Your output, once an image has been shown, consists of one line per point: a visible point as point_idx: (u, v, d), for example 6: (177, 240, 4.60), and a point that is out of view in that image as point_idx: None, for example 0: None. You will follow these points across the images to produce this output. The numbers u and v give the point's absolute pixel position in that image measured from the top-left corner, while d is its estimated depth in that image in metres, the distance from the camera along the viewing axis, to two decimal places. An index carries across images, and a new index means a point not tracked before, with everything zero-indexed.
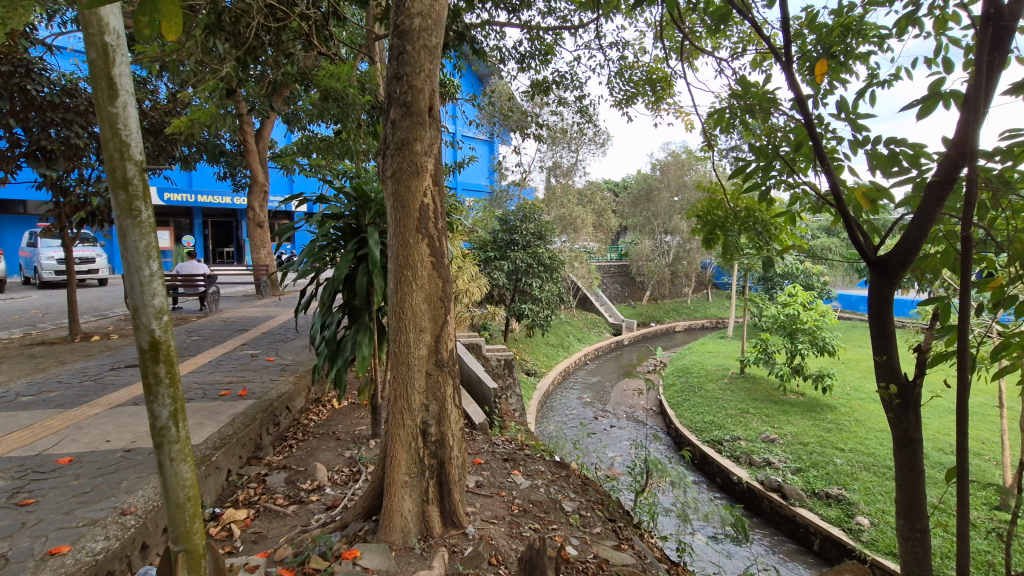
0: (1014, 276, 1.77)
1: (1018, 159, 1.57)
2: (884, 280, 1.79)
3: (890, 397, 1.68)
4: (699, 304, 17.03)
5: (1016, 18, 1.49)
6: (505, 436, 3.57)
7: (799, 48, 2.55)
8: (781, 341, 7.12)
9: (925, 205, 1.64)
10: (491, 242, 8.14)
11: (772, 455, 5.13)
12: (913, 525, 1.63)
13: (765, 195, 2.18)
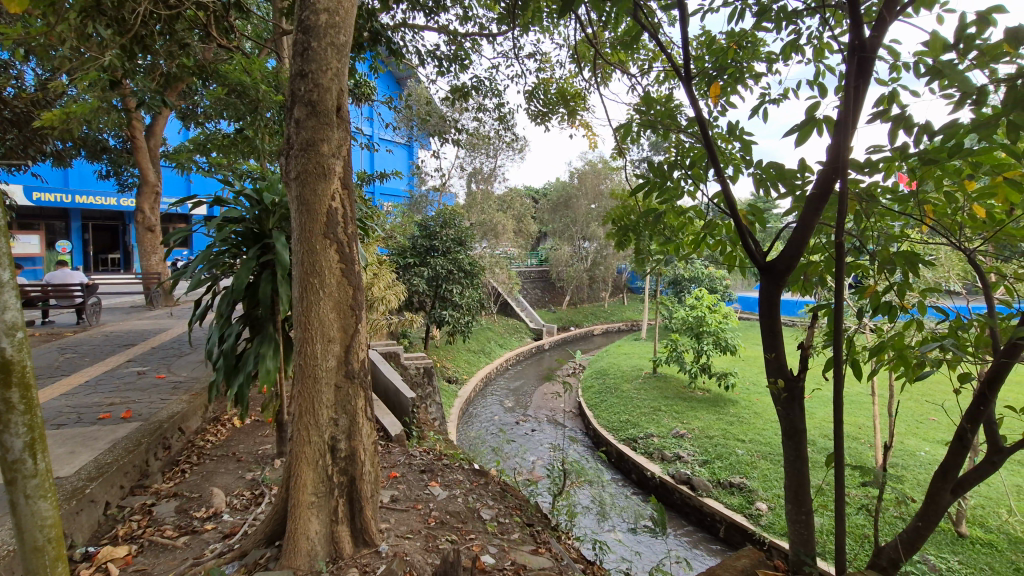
0: (881, 279, 1.98)
1: (880, 174, 1.76)
2: (773, 283, 1.95)
3: (779, 391, 1.81)
4: (615, 308, 17.77)
5: (875, 50, 1.69)
6: (422, 447, 3.48)
7: (698, 68, 2.72)
8: (689, 342, 7.58)
9: (806, 215, 1.81)
10: (410, 248, 7.99)
11: (682, 449, 5.43)
12: (800, 509, 1.75)
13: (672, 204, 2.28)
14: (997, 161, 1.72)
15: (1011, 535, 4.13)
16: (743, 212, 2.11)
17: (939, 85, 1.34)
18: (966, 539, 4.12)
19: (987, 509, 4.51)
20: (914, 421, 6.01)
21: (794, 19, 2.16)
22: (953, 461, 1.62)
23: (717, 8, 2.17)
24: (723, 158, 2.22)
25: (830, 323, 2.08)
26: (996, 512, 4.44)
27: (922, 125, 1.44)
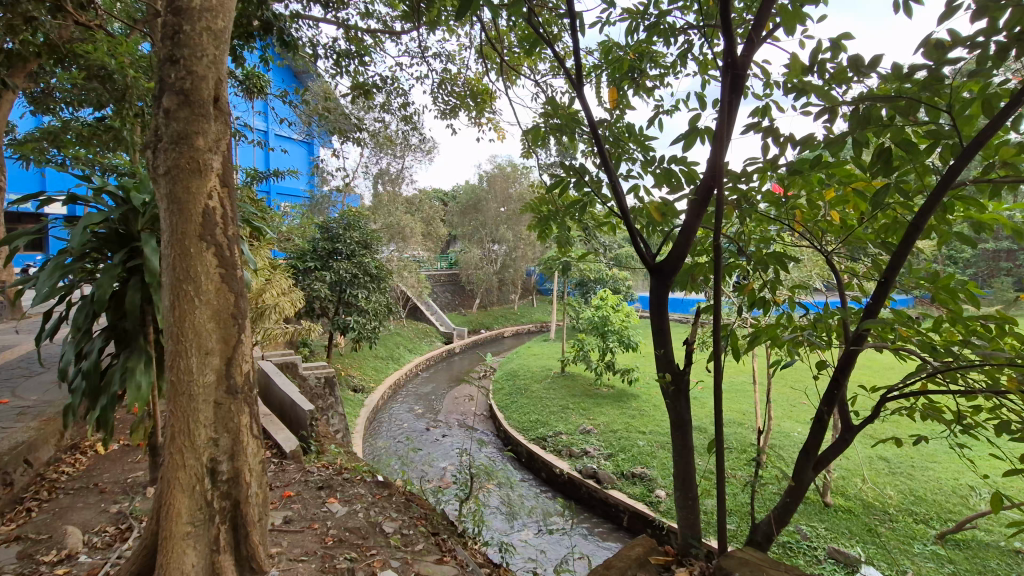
0: (760, 276, 2.17)
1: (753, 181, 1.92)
2: (662, 282, 2.06)
3: (667, 384, 1.91)
4: (525, 310, 18.13)
5: (746, 68, 1.86)
6: (321, 462, 3.30)
7: (599, 76, 2.82)
8: (594, 341, 7.88)
9: (690, 219, 1.93)
10: (310, 251, 7.57)
11: (588, 444, 5.62)
12: (687, 495, 1.85)
13: (577, 206, 2.34)
14: (846, 173, 1.96)
15: (865, 501, 4.71)
16: (637, 216, 2.20)
17: (803, 101, 1.49)
18: (830, 507, 4.64)
19: (846, 479, 5.12)
20: (788, 405, 6.70)
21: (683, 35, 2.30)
22: (813, 441, 1.79)
23: (614, 20, 2.26)
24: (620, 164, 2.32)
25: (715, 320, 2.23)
26: (853, 481, 5.06)
27: (790, 137, 1.59)
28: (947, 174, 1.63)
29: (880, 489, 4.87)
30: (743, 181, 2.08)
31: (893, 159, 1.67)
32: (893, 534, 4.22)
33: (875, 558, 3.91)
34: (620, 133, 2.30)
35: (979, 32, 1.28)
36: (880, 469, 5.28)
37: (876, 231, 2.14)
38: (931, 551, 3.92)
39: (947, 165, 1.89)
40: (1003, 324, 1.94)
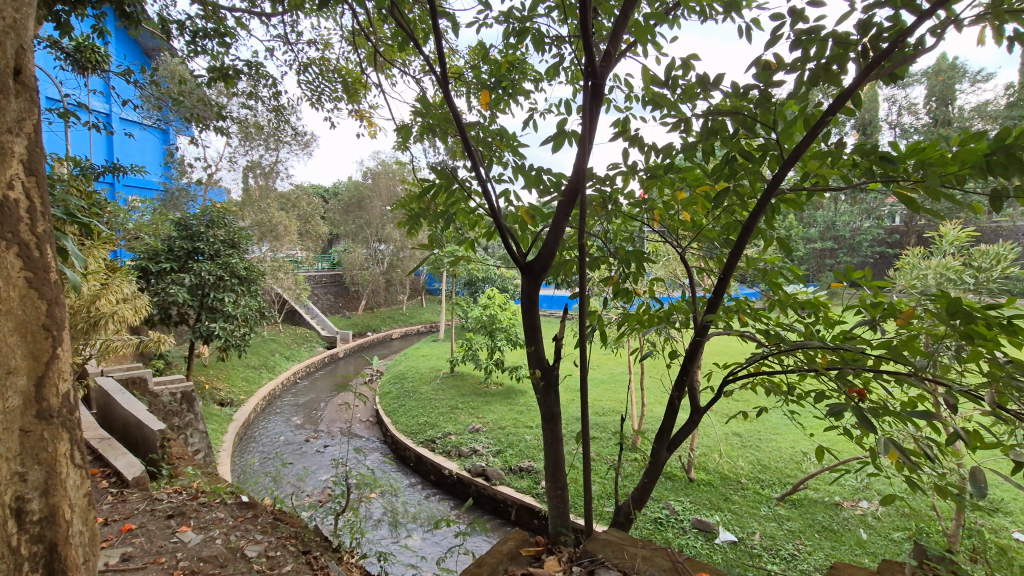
0: (624, 273, 2.33)
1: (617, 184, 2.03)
2: (533, 280, 2.11)
3: (537, 380, 1.96)
4: (413, 310, 17.85)
5: (603, 78, 1.99)
6: (173, 488, 2.97)
7: (474, 76, 2.82)
8: (482, 339, 7.96)
9: (558, 219, 2.01)
10: (165, 251, 6.77)
11: (476, 443, 5.65)
12: (556, 485, 1.92)
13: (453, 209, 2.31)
14: (694, 178, 2.16)
15: (722, 473, 5.27)
16: (509, 218, 2.24)
17: (660, 111, 1.61)
18: (694, 482, 5.13)
19: (706, 455, 5.69)
20: (658, 391, 7.30)
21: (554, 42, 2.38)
22: (668, 424, 1.94)
23: (487, 21, 2.26)
24: (492, 167, 2.36)
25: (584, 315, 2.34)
26: (712, 456, 5.63)
27: (648, 144, 1.72)
28: (773, 181, 1.86)
29: (734, 462, 5.48)
30: (608, 184, 2.20)
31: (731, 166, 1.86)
32: (744, 500, 4.78)
33: (730, 524, 4.38)
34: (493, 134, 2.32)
35: (797, 59, 1.49)
36: (734, 443, 5.94)
37: (720, 230, 2.39)
38: (774, 513, 4.50)
39: (772, 175, 2.16)
40: (815, 310, 2.26)
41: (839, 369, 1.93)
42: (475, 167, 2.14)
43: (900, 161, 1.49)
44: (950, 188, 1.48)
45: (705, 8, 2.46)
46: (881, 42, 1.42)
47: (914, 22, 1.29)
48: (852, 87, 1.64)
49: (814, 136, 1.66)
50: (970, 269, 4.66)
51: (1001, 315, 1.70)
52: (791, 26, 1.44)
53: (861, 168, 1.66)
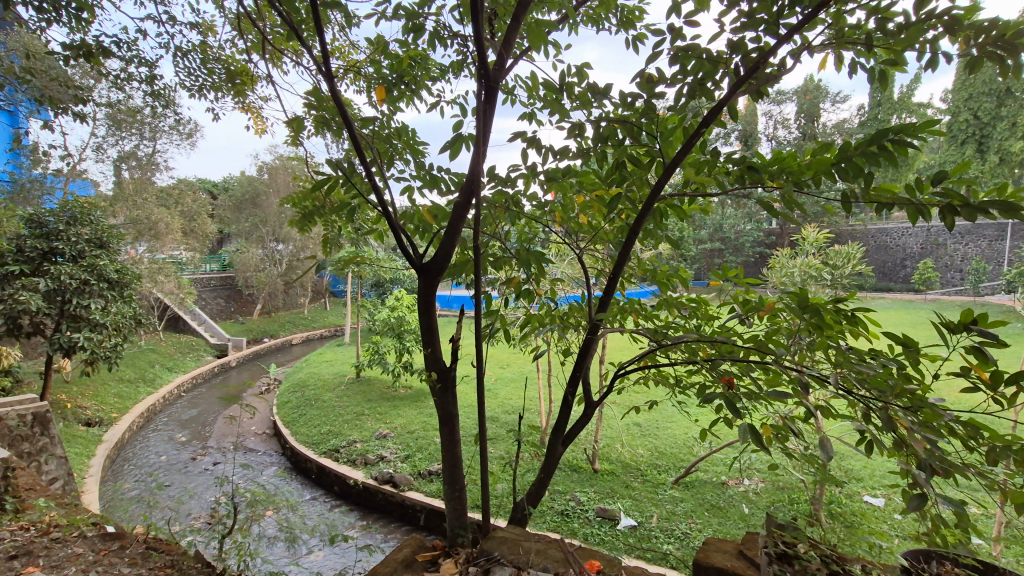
0: (527, 274, 2.39)
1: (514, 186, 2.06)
2: (429, 282, 2.08)
3: (434, 382, 1.94)
4: (315, 314, 17.00)
5: (498, 81, 2.01)
6: (17, 525, 2.60)
7: (375, 70, 2.72)
8: (390, 342, 7.76)
9: (454, 220, 2.00)
10: (13, 252, 5.91)
11: (384, 449, 5.50)
12: (454, 487, 1.91)
13: (349, 208, 2.22)
14: (589, 181, 2.25)
15: (623, 462, 5.56)
16: (406, 218, 2.19)
17: (555, 116, 1.65)
18: (598, 472, 5.36)
19: (609, 446, 5.96)
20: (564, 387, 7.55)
21: (456, 41, 2.36)
22: (563, 421, 1.99)
23: (386, 14, 2.19)
24: (391, 166, 2.30)
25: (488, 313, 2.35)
26: (615, 447, 5.92)
27: (545, 148, 1.76)
28: (657, 187, 1.98)
29: (634, 450, 5.78)
30: (510, 185, 2.24)
31: (621, 171, 1.96)
32: (643, 486, 5.07)
33: (630, 510, 4.61)
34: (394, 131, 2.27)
35: (676, 73, 1.61)
36: (634, 433, 6.28)
37: (615, 231, 2.52)
38: (670, 495, 4.82)
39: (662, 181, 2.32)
40: (697, 307, 2.45)
41: (715, 360, 2.10)
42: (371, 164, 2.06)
43: (762, 171, 1.65)
44: (802, 194, 1.66)
45: (599, 18, 2.57)
46: (748, 60, 1.56)
47: (775, 44, 1.43)
48: (724, 102, 1.80)
49: (693, 144, 1.78)
50: (828, 266, 5.29)
51: (846, 308, 1.95)
52: (673, 41, 1.54)
53: (733, 176, 1.82)
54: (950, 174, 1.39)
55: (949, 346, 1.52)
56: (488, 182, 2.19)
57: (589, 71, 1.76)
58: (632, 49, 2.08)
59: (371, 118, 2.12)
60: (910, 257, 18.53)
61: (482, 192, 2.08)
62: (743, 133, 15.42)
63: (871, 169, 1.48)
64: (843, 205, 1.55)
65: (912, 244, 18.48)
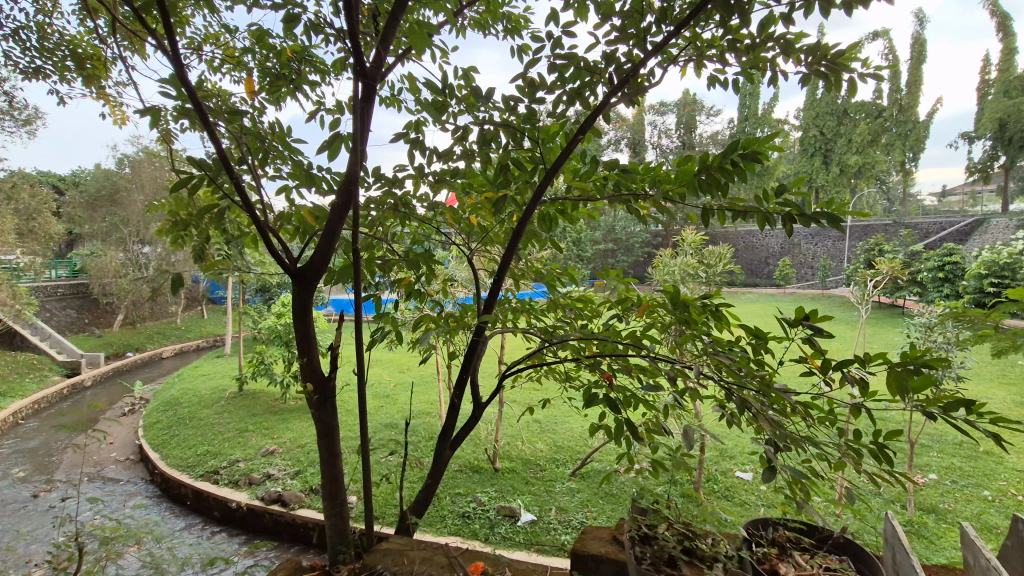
0: (417, 276, 2.33)
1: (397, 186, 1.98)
2: (305, 288, 1.93)
3: (310, 394, 1.83)
4: (191, 323, 15.45)
5: (376, 78, 1.91)
6: None
7: (252, 62, 2.51)
8: (277, 351, 7.26)
9: (331, 222, 1.87)
10: None
11: (271, 466, 5.13)
12: (333, 502, 1.82)
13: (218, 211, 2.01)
14: (479, 184, 2.24)
15: (524, 459, 5.67)
16: (283, 220, 2.02)
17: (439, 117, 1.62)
18: (499, 471, 5.41)
19: (510, 444, 6.05)
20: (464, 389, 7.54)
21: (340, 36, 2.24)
22: (450, 426, 1.97)
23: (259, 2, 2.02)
24: (266, 166, 2.11)
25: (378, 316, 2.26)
26: (516, 444, 6.02)
27: (430, 149, 1.71)
28: (540, 191, 2.02)
29: (533, 447, 5.93)
30: (397, 187, 2.17)
31: (505, 175, 1.98)
32: (542, 480, 5.21)
33: (530, 505, 4.71)
34: (269, 126, 2.10)
35: (555, 81, 1.65)
36: (533, 430, 6.43)
37: (504, 234, 2.55)
38: (567, 487, 4.99)
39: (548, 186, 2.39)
40: (583, 306, 2.56)
41: (597, 357, 2.20)
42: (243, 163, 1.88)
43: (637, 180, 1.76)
44: (670, 200, 1.79)
45: (486, 24, 2.58)
46: (621, 72, 1.64)
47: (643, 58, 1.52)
48: (602, 111, 1.87)
49: (572, 151, 1.84)
50: (702, 266, 5.79)
51: (710, 304, 2.13)
52: (553, 50, 1.58)
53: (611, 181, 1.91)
54: (789, 185, 1.57)
55: (791, 336, 1.72)
56: (373, 183, 2.11)
57: (474, 76, 1.76)
58: (517, 57, 2.11)
59: (240, 112, 1.94)
60: (772, 256, 20.89)
61: (364, 193, 1.98)
62: (632, 140, 16.41)
63: (728, 180, 1.62)
64: (705, 214, 1.70)
65: (773, 244, 20.82)
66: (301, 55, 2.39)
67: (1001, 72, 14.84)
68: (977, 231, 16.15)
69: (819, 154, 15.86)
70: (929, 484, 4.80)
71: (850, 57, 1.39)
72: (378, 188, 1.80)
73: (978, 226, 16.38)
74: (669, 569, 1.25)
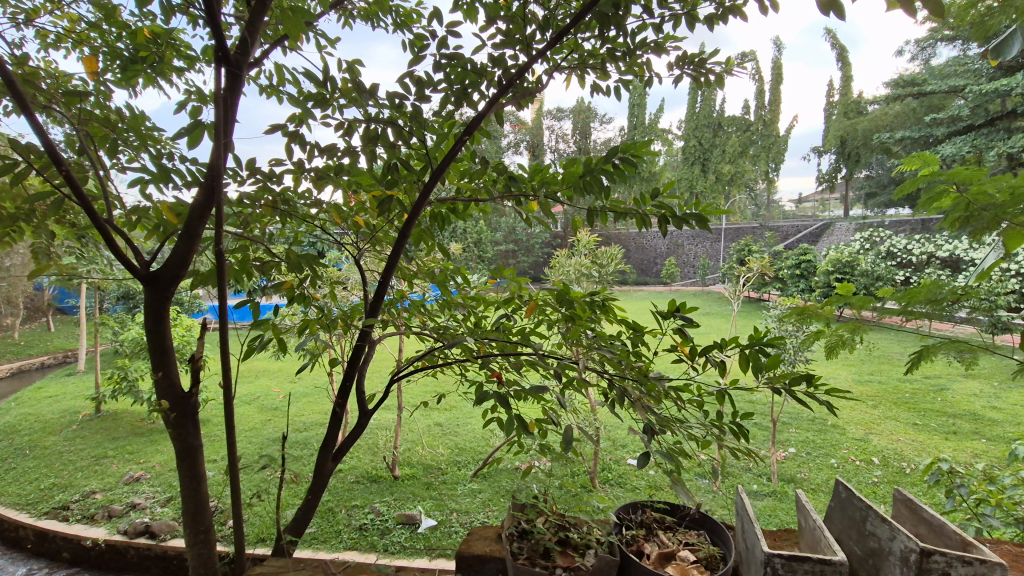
0: (298, 279, 2.15)
1: (271, 183, 1.77)
2: (158, 297, 1.68)
3: (166, 413, 1.64)
4: (32, 338, 13.32)
5: (242, 65, 1.63)
6: None
7: (99, 38, 2.18)
8: (144, 366, 6.48)
9: (189, 224, 1.63)
10: None
11: (137, 495, 4.64)
12: (197, 530, 1.65)
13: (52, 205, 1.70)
14: (366, 181, 2.12)
15: (425, 464, 5.57)
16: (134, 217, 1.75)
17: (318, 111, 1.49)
18: (399, 479, 5.27)
19: (410, 449, 5.92)
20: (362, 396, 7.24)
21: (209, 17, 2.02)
22: (330, 437, 1.86)
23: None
24: (113, 155, 1.79)
25: (253, 323, 2.07)
26: (416, 449, 5.90)
27: (309, 144, 1.57)
28: (426, 191, 1.96)
29: (434, 451, 5.83)
30: (275, 182, 1.98)
31: (392, 173, 1.89)
32: (443, 484, 5.15)
33: (431, 510, 4.64)
34: (117, 110, 1.81)
35: (439, 79, 1.60)
36: (435, 433, 6.35)
37: (394, 233, 2.46)
38: (469, 489, 4.98)
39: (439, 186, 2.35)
40: (474, 305, 2.55)
41: (487, 356, 2.19)
42: (79, 151, 1.59)
43: (523, 181, 1.78)
44: (555, 201, 1.83)
45: (374, 16, 2.48)
46: (507, 74, 1.63)
47: (529, 60, 1.51)
48: (492, 111, 1.84)
49: (459, 149, 1.81)
50: (595, 266, 6.08)
51: (596, 300, 2.19)
52: (439, 46, 1.53)
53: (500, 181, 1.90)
54: (662, 190, 1.68)
55: (664, 328, 1.82)
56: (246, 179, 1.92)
57: (359, 70, 1.66)
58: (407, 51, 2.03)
59: (77, 93, 1.65)
60: (660, 256, 22.49)
61: (232, 191, 1.75)
62: (531, 143, 16.77)
63: (608, 182, 1.70)
64: (591, 214, 1.76)
65: (660, 245, 22.40)
66: (162, 34, 2.12)
67: (841, 97, 17.23)
68: (825, 233, 18.60)
69: (698, 162, 17.28)
70: (789, 457, 5.43)
71: (714, 62, 1.51)
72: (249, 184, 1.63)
73: (826, 230, 18.87)
74: (543, 561, 1.31)
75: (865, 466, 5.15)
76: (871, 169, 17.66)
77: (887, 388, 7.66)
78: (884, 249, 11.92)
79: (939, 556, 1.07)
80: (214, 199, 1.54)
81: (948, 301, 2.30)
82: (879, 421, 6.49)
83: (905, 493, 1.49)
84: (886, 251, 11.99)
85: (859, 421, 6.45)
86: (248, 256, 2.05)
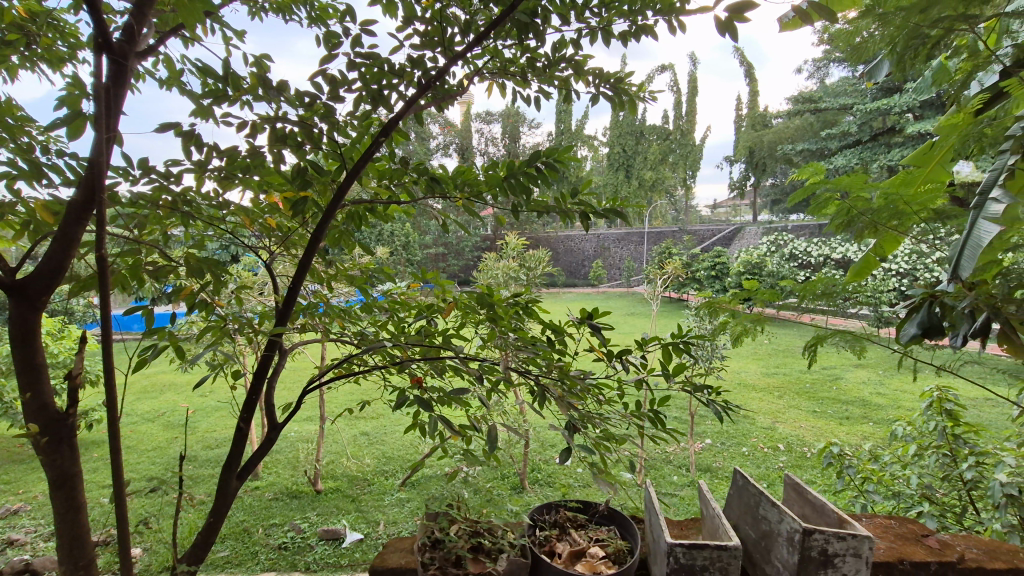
0: (200, 285, 1.98)
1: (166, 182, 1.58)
2: (27, 308, 1.47)
3: (36, 438, 1.43)
4: None
5: (130, 56, 1.42)
6: None
7: None
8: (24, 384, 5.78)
9: (63, 228, 1.43)
10: None
11: (16, 530, 4.14)
12: (75, 566, 1.46)
13: None
14: (275, 181, 1.98)
15: (349, 476, 5.38)
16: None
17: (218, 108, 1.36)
18: (322, 493, 5.05)
19: (334, 462, 5.69)
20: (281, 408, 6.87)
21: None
22: (234, 454, 1.73)
23: None
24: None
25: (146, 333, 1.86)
26: (340, 461, 5.68)
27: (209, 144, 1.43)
28: (341, 191, 1.86)
29: (360, 461, 5.64)
30: (173, 181, 1.79)
31: (303, 174, 1.79)
32: (369, 496, 4.98)
33: (356, 523, 4.48)
34: None
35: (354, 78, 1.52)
36: (360, 443, 6.14)
37: (308, 235, 2.33)
38: (396, 498, 4.86)
39: (359, 186, 2.26)
40: (395, 309, 2.47)
41: (406, 360, 2.12)
42: None
43: (442, 182, 1.75)
44: (476, 203, 1.81)
45: (288, 9, 2.36)
46: (427, 76, 1.59)
47: (448, 62, 1.48)
48: (412, 113, 1.78)
49: (376, 150, 1.74)
50: (523, 269, 6.14)
51: (518, 302, 2.18)
52: (353, 45, 1.46)
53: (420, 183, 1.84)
54: (581, 191, 1.70)
55: (581, 329, 1.85)
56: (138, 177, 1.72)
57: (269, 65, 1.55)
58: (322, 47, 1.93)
59: None
60: (587, 258, 23.14)
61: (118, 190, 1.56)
62: (460, 146, 16.71)
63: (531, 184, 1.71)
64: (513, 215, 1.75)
65: (587, 247, 23.09)
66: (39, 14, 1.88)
67: (750, 110, 18.57)
68: (737, 237, 19.98)
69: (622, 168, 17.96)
70: (705, 448, 5.75)
71: (631, 75, 1.55)
72: (138, 184, 1.46)
73: (737, 234, 20.26)
74: (454, 569, 1.29)
75: (771, 453, 5.57)
76: (776, 178, 19.19)
77: (791, 379, 8.33)
78: (788, 250, 12.97)
79: (818, 534, 1.17)
80: (93, 199, 1.37)
81: (840, 295, 2.53)
82: (784, 409, 7.04)
83: (794, 477, 1.61)
84: (789, 253, 13.05)
85: (767, 410, 6.96)
86: (141, 261, 1.85)
